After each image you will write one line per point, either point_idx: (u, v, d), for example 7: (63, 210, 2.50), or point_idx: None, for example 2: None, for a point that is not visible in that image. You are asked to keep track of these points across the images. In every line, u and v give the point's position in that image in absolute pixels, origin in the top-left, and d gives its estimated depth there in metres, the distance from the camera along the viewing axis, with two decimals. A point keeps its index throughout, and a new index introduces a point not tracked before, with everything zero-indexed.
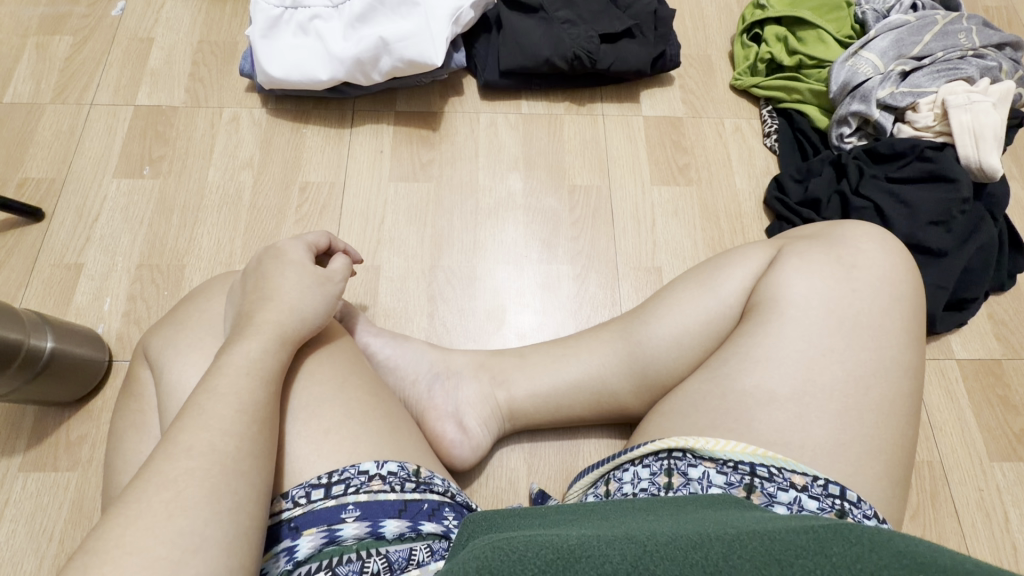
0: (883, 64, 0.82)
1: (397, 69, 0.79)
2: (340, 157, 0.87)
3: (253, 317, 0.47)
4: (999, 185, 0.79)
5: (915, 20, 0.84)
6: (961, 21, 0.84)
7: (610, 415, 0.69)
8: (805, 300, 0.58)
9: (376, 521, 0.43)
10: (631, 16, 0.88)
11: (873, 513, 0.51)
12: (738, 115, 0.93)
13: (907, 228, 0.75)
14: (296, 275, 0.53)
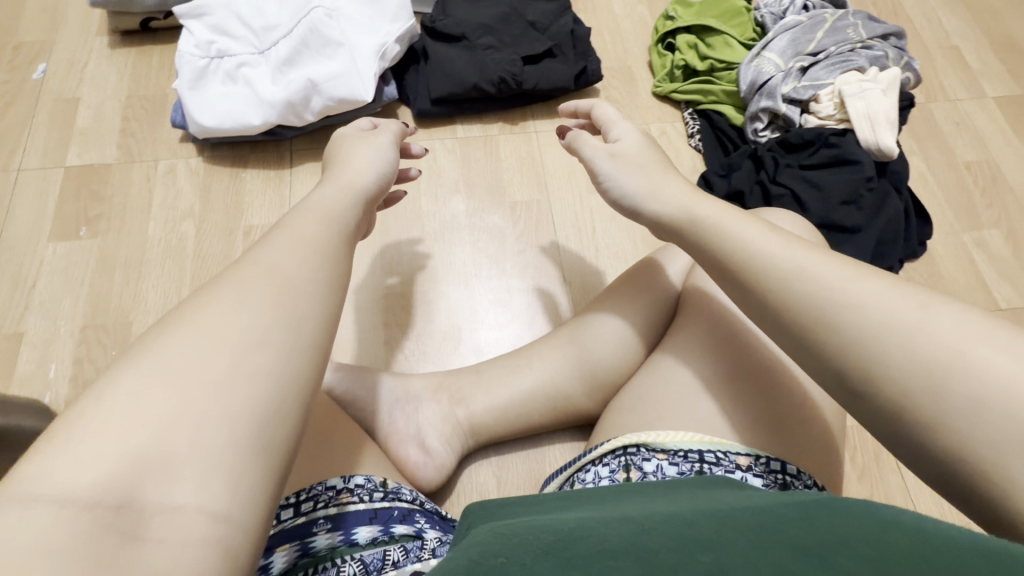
0: (783, 62, 0.89)
1: (329, 107, 0.81)
2: (283, 197, 0.88)
3: (333, 181, 0.54)
4: (899, 162, 0.86)
5: (807, 20, 0.91)
6: (848, 17, 0.91)
7: (569, 419, 0.71)
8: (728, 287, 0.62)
9: (348, 530, 0.45)
10: (550, 37, 0.92)
11: (813, 483, 0.53)
12: (663, 120, 0.98)
13: (822, 211, 0.81)
14: (361, 147, 0.58)
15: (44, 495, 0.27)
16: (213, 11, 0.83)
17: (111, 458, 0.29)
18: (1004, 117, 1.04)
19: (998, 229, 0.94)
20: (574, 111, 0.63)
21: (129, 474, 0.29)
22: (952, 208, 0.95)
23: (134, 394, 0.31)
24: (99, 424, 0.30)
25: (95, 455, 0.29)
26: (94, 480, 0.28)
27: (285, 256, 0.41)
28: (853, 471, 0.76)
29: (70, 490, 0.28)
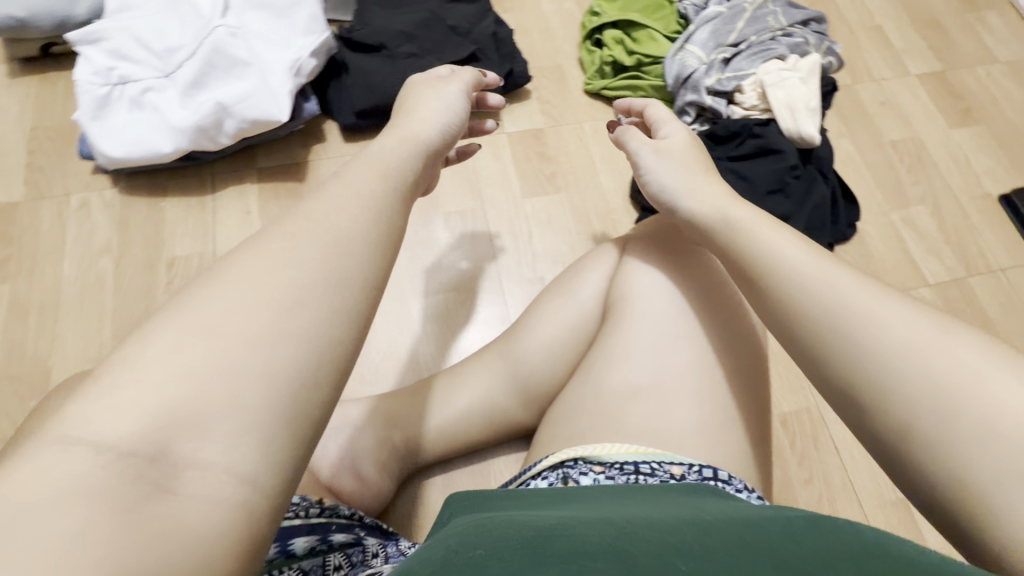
0: (706, 55, 0.89)
1: (244, 129, 0.78)
2: (206, 225, 0.85)
3: (397, 130, 0.50)
4: (822, 148, 0.87)
5: (727, 12, 0.92)
6: (767, 5, 0.92)
7: (508, 430, 0.72)
8: (649, 291, 0.65)
9: (283, 542, 0.42)
10: (473, 41, 0.91)
11: (744, 486, 0.56)
12: (595, 118, 0.98)
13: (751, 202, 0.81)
14: (428, 94, 0.55)
15: (83, 440, 0.25)
16: (109, 35, 0.78)
17: (147, 409, 0.26)
18: (926, 94, 1.07)
19: (924, 206, 0.96)
20: (628, 108, 0.62)
21: (165, 429, 0.26)
22: (880, 188, 0.97)
23: (183, 340, 0.28)
24: (130, 376, 0.27)
25: (131, 404, 0.26)
26: (127, 433, 0.26)
27: (342, 215, 0.36)
28: (793, 457, 0.77)
29: (108, 439, 0.26)
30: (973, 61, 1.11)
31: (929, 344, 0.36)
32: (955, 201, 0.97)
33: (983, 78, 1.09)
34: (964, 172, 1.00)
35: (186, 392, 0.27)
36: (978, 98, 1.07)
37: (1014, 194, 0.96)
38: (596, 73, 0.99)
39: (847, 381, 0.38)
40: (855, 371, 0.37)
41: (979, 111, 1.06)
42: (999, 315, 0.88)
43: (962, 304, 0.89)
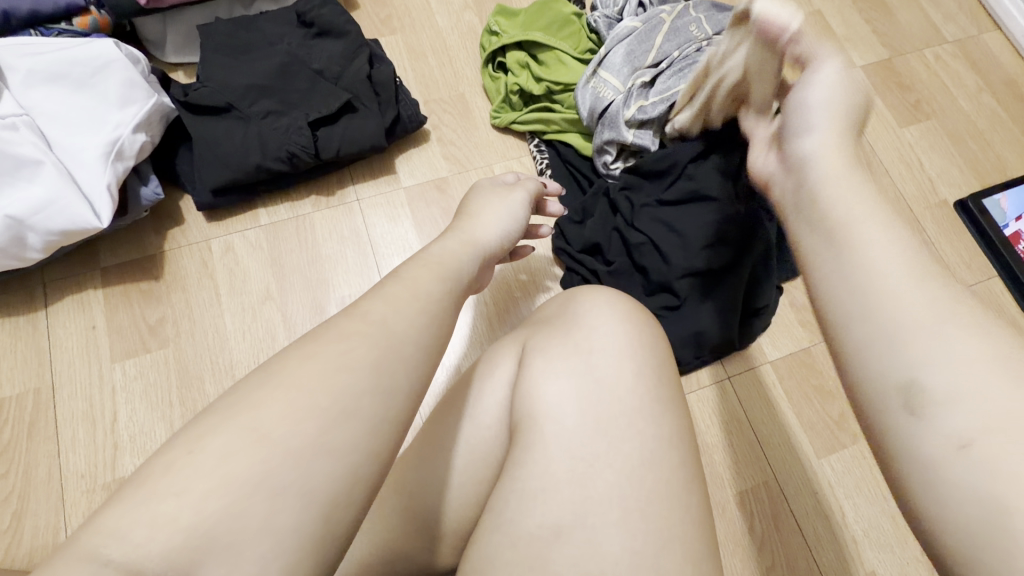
0: (621, 83, 0.78)
1: (55, 242, 0.62)
2: (41, 351, 0.70)
3: (462, 223, 0.56)
4: None
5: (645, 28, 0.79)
6: (687, 13, 0.80)
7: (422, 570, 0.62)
8: (559, 406, 0.57)
9: None
10: (345, 88, 0.75)
11: None
12: (508, 156, 0.84)
13: (684, 260, 0.73)
14: (489, 197, 0.61)
15: (114, 560, 0.28)
16: None
17: (181, 526, 0.29)
18: (874, 87, 0.96)
19: None
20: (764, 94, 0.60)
21: (192, 554, 0.29)
22: None
23: (226, 452, 0.31)
24: (161, 498, 0.30)
25: (173, 518, 0.29)
26: (162, 551, 0.29)
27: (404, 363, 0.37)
28: (753, 542, 0.69)
29: (135, 561, 0.28)
30: (920, 43, 1.00)
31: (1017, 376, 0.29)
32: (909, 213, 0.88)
33: (932, 63, 0.99)
34: (918, 177, 0.91)
35: (213, 519, 0.30)
36: (928, 87, 0.97)
37: (970, 199, 0.88)
38: (504, 104, 0.85)
39: (907, 385, 0.31)
40: (922, 377, 0.30)
41: (931, 102, 0.96)
42: None
43: None
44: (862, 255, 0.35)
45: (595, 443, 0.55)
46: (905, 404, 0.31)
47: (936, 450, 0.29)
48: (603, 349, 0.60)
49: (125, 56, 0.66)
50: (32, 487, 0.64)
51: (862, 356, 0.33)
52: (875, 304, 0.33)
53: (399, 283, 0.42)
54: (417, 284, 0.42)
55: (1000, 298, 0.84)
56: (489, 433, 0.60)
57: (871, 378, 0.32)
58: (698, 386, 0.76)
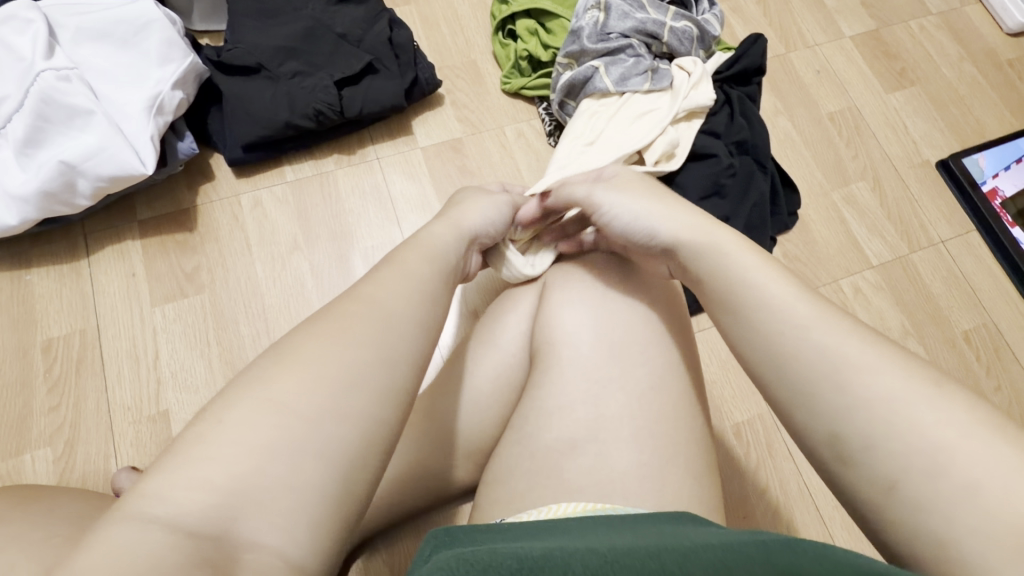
0: (601, 62, 0.80)
1: (103, 188, 0.67)
2: (85, 296, 0.74)
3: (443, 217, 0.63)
4: (759, 136, 0.82)
5: (633, 9, 0.82)
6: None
7: (445, 488, 0.67)
8: (576, 335, 0.62)
9: None
10: (367, 51, 0.80)
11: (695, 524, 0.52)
12: (518, 119, 0.90)
13: None
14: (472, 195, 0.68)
15: (156, 518, 0.32)
16: None
17: (216, 484, 0.33)
18: (862, 56, 1.02)
19: (865, 181, 0.93)
20: None
21: (228, 507, 0.33)
22: (820, 167, 0.93)
23: (246, 423, 0.36)
24: (204, 453, 0.35)
25: (204, 482, 0.33)
26: (196, 510, 0.33)
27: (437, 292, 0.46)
28: (749, 468, 0.75)
29: (174, 517, 0.32)
30: (906, 14, 1.06)
31: (913, 407, 0.37)
32: (894, 172, 0.94)
33: (916, 33, 1.04)
34: (903, 140, 0.96)
35: (249, 470, 0.35)
36: (913, 56, 1.03)
37: (951, 160, 0.94)
38: (514, 70, 0.90)
39: (832, 438, 0.38)
40: (841, 430, 0.38)
41: (915, 70, 1.01)
42: (942, 291, 0.87)
43: (906, 283, 0.87)
44: (750, 325, 0.45)
45: (608, 367, 0.60)
46: (836, 455, 0.38)
47: (870, 492, 0.36)
48: (618, 286, 0.66)
49: (165, 17, 0.70)
50: (82, 417, 0.69)
51: (794, 422, 0.41)
52: (786, 373, 0.42)
53: (414, 257, 0.53)
54: (432, 259, 0.54)
55: (978, 251, 0.90)
56: (508, 362, 0.66)
57: (807, 434, 0.40)
58: (698, 329, 0.82)
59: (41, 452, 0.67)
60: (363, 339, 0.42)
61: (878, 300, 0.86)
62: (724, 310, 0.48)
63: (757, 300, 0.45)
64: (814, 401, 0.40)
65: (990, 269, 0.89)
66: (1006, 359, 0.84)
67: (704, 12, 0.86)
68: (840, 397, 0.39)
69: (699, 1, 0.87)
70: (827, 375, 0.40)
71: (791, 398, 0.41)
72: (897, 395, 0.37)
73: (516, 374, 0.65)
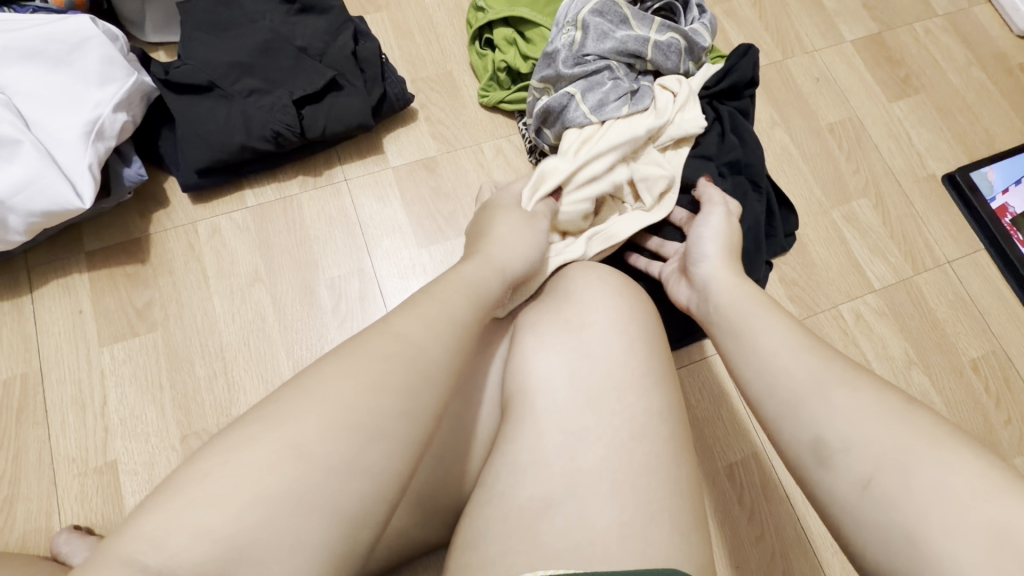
0: (576, 86, 0.74)
1: (37, 224, 0.62)
2: (27, 336, 0.69)
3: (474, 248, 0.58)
4: (754, 152, 0.76)
5: (615, 25, 0.76)
6: (619, 9, 0.76)
7: (413, 545, 0.62)
8: (551, 381, 0.57)
9: None
10: (330, 65, 0.74)
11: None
12: (496, 135, 0.84)
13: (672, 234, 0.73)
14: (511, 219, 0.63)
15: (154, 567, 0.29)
16: None
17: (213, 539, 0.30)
18: (864, 62, 0.96)
19: (866, 197, 0.87)
20: None
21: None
22: (818, 183, 0.87)
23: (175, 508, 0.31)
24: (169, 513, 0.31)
25: (208, 528, 0.30)
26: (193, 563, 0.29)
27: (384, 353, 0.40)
28: (743, 513, 0.70)
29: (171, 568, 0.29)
30: (910, 17, 1.00)
31: (885, 420, 0.38)
32: (898, 187, 0.89)
33: (921, 37, 0.98)
34: (907, 152, 0.91)
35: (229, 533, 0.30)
36: (918, 61, 0.97)
37: (958, 174, 0.89)
38: (492, 82, 0.84)
39: (815, 442, 0.40)
40: (823, 433, 0.40)
41: (920, 77, 0.96)
42: (949, 317, 0.82)
43: (910, 308, 0.82)
44: (752, 339, 0.48)
45: (585, 416, 0.54)
46: (817, 458, 0.40)
47: (848, 494, 0.37)
48: (595, 325, 0.60)
49: (103, 33, 0.65)
50: (22, 471, 0.64)
51: (778, 423, 0.43)
52: (771, 379, 0.45)
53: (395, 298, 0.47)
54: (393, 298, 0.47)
55: (987, 272, 0.85)
56: (481, 410, 0.60)
57: (790, 442, 0.42)
58: (688, 361, 0.77)
59: None
60: (285, 407, 0.35)
61: (880, 326, 0.81)
62: (732, 327, 0.51)
63: (761, 327, 0.48)
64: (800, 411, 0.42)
65: (999, 291, 0.84)
66: (1017, 389, 0.79)
67: (692, 21, 0.81)
68: (820, 402, 0.41)
69: (689, 8, 0.81)
70: (811, 383, 0.42)
71: (774, 398, 0.44)
72: (866, 404, 0.39)
73: (487, 424, 0.59)
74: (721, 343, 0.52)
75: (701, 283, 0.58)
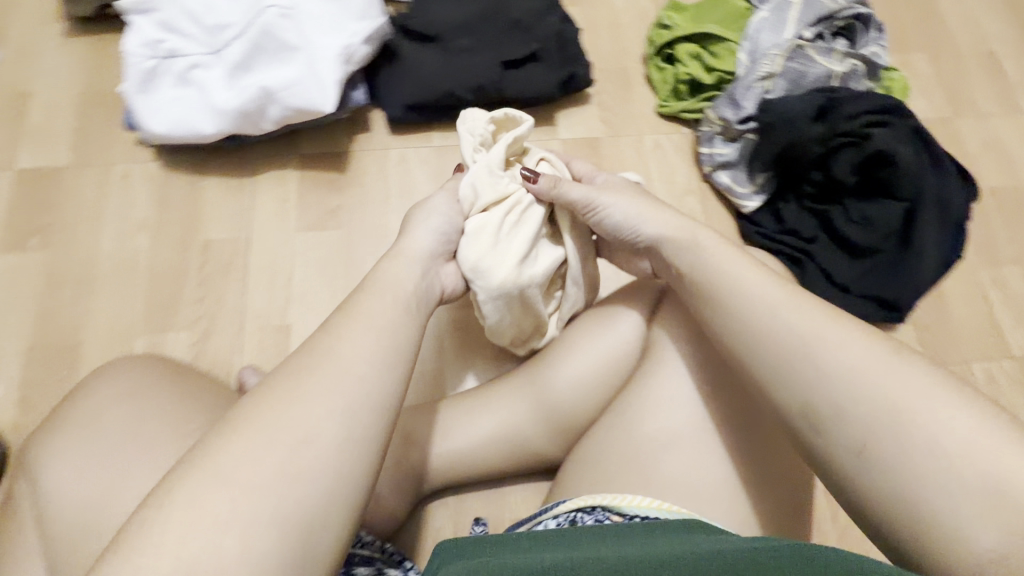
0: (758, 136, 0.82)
1: (287, 117, 0.75)
2: (244, 209, 0.83)
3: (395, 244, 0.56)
4: (936, 176, 0.77)
5: (804, 69, 0.80)
6: (804, 50, 0.80)
7: (526, 463, 0.67)
8: (697, 336, 0.58)
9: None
10: (535, 39, 0.84)
11: None
12: (658, 131, 0.91)
13: (864, 242, 0.77)
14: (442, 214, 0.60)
15: None
16: (160, 8, 0.76)
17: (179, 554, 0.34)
18: None
19: (1018, 266, 0.86)
20: None
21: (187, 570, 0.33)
22: (970, 241, 0.87)
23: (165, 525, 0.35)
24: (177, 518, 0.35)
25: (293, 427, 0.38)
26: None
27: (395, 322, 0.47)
28: (833, 530, 0.71)
29: None
30: None
31: (889, 367, 0.42)
32: None
33: None
34: None
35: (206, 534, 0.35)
36: None
37: None
38: (671, 93, 0.91)
39: (804, 406, 0.43)
40: (813, 400, 0.43)
41: None
42: None
43: None
44: (733, 291, 0.49)
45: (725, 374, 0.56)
46: (809, 421, 0.43)
47: (845, 453, 0.41)
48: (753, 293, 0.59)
49: None
50: (220, 313, 0.77)
51: (803, 438, 0.44)
52: (767, 372, 0.46)
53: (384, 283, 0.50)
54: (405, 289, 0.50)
55: None
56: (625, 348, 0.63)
57: (783, 401, 0.45)
58: None
59: (182, 335, 0.76)
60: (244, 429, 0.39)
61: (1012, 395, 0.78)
62: (712, 309, 0.50)
63: (742, 276, 0.50)
64: (789, 370, 0.45)
65: None
66: None
67: (870, 42, 0.85)
68: (823, 355, 0.44)
69: (866, 27, 0.85)
70: (791, 335, 0.45)
71: (791, 401, 0.44)
72: (862, 361, 0.43)
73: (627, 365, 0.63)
74: (705, 311, 0.51)
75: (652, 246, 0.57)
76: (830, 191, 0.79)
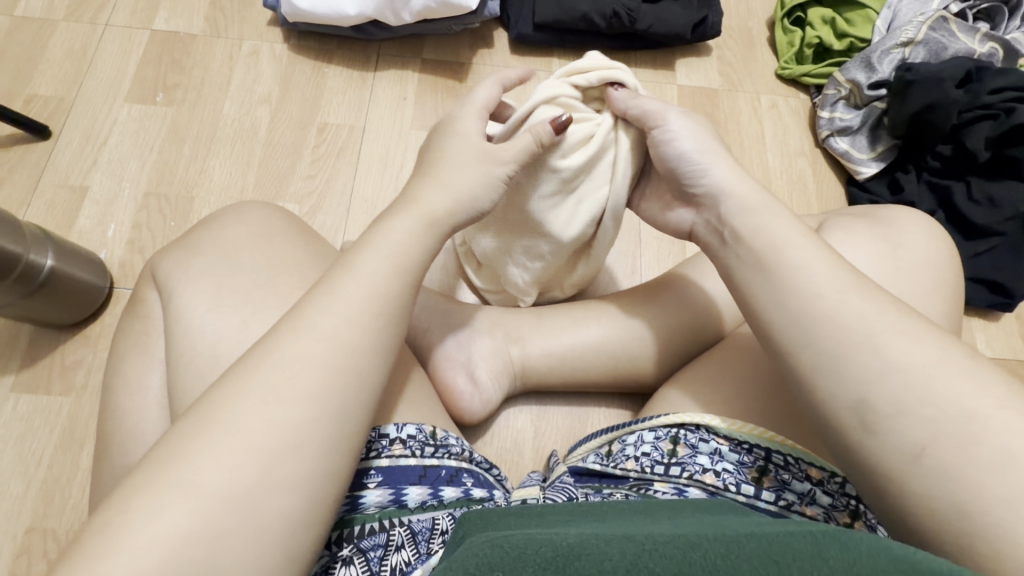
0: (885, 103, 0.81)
1: (429, 9, 0.81)
2: (362, 100, 0.83)
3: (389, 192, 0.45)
4: None
5: (944, 43, 0.81)
6: (945, 25, 0.81)
7: (625, 381, 0.65)
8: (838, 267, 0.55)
9: (399, 488, 0.41)
10: None
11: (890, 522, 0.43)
12: (775, 93, 0.88)
13: (985, 221, 0.75)
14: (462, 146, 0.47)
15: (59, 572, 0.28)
16: None
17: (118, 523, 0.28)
18: None
19: None
20: None
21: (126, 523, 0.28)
22: None
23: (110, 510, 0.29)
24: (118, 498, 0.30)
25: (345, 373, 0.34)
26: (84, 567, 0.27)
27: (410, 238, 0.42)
28: None
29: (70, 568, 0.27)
30: None
31: (939, 379, 0.35)
32: None
33: None
34: None
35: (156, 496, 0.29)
36: None
37: None
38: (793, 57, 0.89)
39: (859, 404, 0.36)
40: (874, 394, 0.35)
41: None
42: None
43: None
44: (799, 261, 0.41)
45: None
46: (862, 424, 0.35)
47: (900, 461, 0.34)
48: (908, 235, 0.55)
49: None
50: (329, 191, 0.78)
51: (859, 459, 0.36)
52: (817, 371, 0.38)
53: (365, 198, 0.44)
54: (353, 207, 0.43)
55: None
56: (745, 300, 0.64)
57: (827, 401, 0.37)
58: None
59: (292, 206, 0.76)
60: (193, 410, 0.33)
61: None
62: (765, 300, 0.41)
63: (810, 255, 0.41)
64: (845, 361, 0.37)
65: None
66: None
67: (1012, 30, 0.83)
68: (873, 360, 0.36)
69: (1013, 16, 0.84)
70: (860, 337, 0.37)
71: (844, 412, 0.36)
72: (928, 349, 0.36)
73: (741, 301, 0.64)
74: (758, 257, 0.42)
75: (714, 196, 0.47)
76: (956, 166, 0.78)
